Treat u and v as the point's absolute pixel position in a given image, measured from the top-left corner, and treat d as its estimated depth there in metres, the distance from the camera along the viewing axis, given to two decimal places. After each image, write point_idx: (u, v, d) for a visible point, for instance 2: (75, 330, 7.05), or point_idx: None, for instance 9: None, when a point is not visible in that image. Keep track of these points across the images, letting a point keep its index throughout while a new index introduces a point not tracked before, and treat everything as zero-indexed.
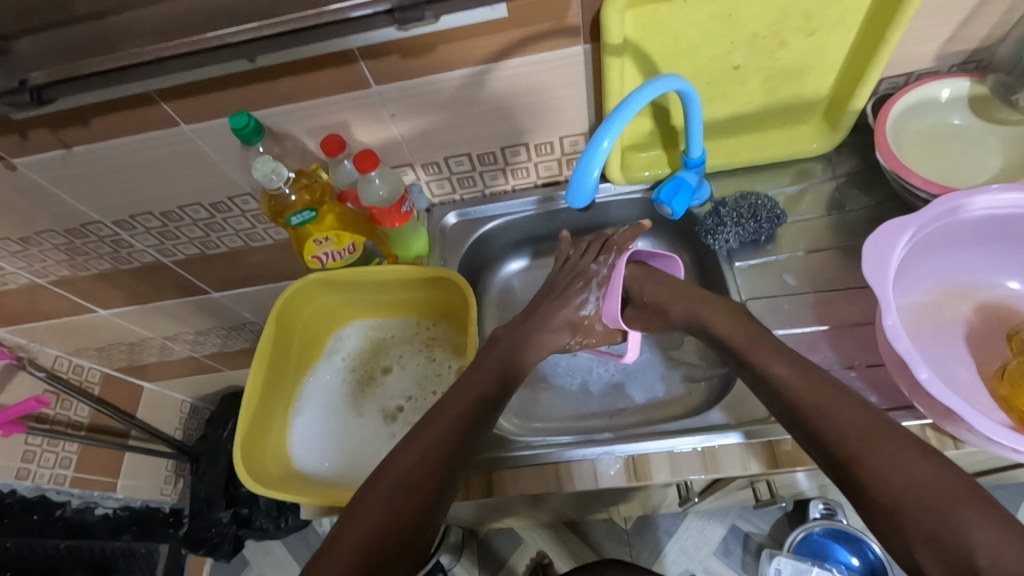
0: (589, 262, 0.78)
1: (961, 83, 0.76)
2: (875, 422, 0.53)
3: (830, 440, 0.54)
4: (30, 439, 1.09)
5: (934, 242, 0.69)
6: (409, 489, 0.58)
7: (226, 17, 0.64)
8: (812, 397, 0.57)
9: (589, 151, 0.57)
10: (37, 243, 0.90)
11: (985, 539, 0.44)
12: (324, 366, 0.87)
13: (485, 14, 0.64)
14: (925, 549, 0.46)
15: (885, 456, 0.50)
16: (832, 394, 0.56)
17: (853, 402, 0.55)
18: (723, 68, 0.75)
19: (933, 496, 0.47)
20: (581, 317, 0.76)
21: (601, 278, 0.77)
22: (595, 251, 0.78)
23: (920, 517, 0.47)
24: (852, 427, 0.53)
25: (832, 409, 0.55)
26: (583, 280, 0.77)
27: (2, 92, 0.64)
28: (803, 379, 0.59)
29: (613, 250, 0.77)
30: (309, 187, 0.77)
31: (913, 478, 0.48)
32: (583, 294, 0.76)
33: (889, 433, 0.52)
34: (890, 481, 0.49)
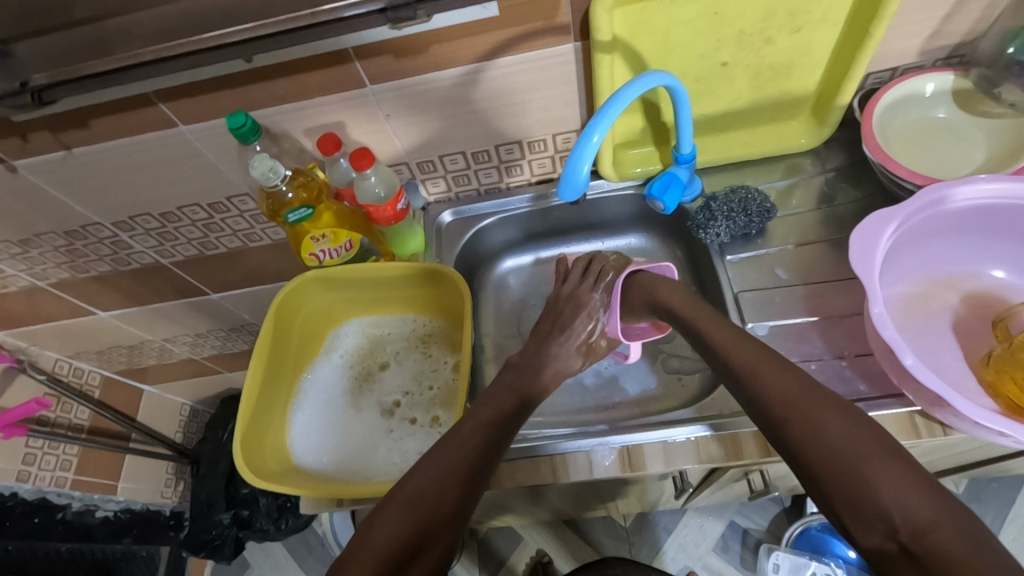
0: (588, 291, 0.78)
1: (945, 77, 0.77)
2: (800, 385, 0.55)
3: (765, 404, 0.56)
4: (30, 442, 1.10)
5: (921, 232, 0.70)
6: (426, 509, 0.58)
7: (222, 19, 0.65)
8: (750, 363, 0.59)
9: (579, 146, 0.58)
10: (37, 245, 0.91)
11: (892, 492, 0.45)
12: (322, 364, 0.88)
13: (477, 13, 0.65)
14: (844, 509, 0.47)
15: (810, 418, 0.52)
16: (769, 360, 0.59)
17: (787, 369, 0.57)
18: (712, 65, 0.77)
19: (847, 452, 0.48)
20: (590, 343, 0.76)
21: (602, 303, 0.78)
22: (588, 279, 0.80)
23: (834, 471, 0.48)
24: (781, 392, 0.55)
25: (764, 375, 0.58)
26: (585, 309, 0.77)
27: (4, 93, 0.65)
28: (749, 349, 0.61)
29: (607, 274, 0.80)
30: (306, 185, 0.78)
31: (833, 434, 0.50)
32: (588, 323, 0.77)
33: (819, 397, 0.53)
34: (817, 442, 0.50)
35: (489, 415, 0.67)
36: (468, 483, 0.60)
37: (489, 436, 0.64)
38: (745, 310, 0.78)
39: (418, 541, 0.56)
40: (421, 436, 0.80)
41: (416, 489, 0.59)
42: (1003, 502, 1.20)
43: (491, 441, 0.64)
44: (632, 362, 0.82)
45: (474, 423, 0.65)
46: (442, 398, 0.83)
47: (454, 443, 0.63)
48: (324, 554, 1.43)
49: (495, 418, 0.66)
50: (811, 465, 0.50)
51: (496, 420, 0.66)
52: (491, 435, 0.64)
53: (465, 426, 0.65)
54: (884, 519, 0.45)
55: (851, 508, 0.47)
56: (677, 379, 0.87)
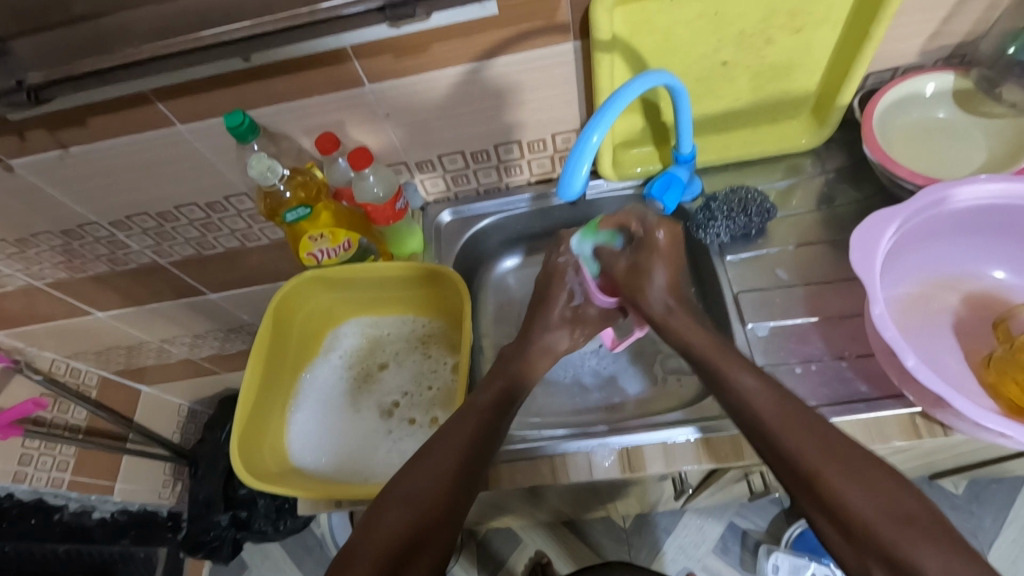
0: (556, 258, 0.79)
1: (944, 78, 0.77)
2: (833, 444, 0.55)
3: (795, 459, 0.55)
4: (27, 443, 1.10)
5: (922, 232, 0.70)
6: (422, 506, 0.57)
7: (221, 17, 0.65)
8: (777, 414, 0.58)
9: (579, 146, 0.58)
10: (34, 245, 0.91)
11: (937, 563, 0.47)
12: (321, 364, 0.87)
13: (477, 12, 0.65)
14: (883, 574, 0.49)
15: (848, 479, 0.52)
16: (795, 411, 0.58)
17: (811, 420, 0.57)
18: (712, 65, 0.76)
19: (889, 519, 0.50)
20: (575, 306, 0.79)
21: (574, 265, 0.79)
22: (553, 250, 0.80)
23: (878, 541, 0.49)
24: (814, 447, 0.55)
25: (790, 426, 0.57)
26: (559, 275, 0.79)
27: (1, 92, 0.65)
28: (769, 394, 0.60)
29: (567, 237, 0.79)
30: (305, 184, 0.78)
31: (873, 501, 0.51)
32: (566, 286, 0.78)
33: (851, 456, 0.54)
34: (858, 510, 0.51)
35: (485, 402, 0.67)
36: (462, 478, 0.60)
37: (481, 422, 0.64)
38: (745, 310, 0.78)
39: (416, 539, 0.55)
40: (420, 436, 0.79)
41: (411, 486, 0.59)
42: (1002, 505, 1.20)
43: (482, 426, 0.64)
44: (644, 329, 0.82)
45: (469, 413, 0.65)
46: (441, 399, 0.83)
47: (447, 438, 0.62)
48: (322, 555, 1.43)
49: (491, 404, 0.67)
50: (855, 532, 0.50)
51: (489, 413, 0.66)
52: (486, 423, 0.64)
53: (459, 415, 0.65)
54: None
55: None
56: (677, 379, 0.87)
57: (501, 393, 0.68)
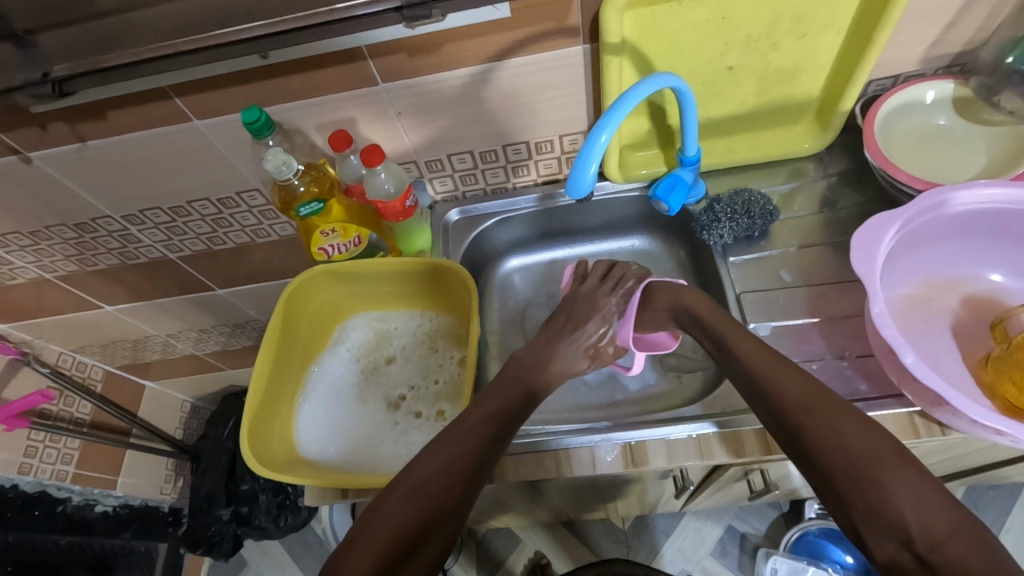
0: (605, 295, 0.78)
1: (945, 85, 0.79)
2: (817, 394, 0.57)
3: (781, 415, 0.58)
4: (32, 434, 1.11)
5: (921, 234, 0.71)
6: (428, 499, 0.58)
7: (240, 14, 0.67)
8: (764, 367, 0.62)
9: (587, 146, 0.59)
10: (47, 237, 0.92)
11: (909, 506, 0.48)
12: (330, 357, 0.89)
13: (490, 14, 0.66)
14: (863, 518, 0.50)
15: (828, 428, 0.54)
16: (783, 365, 0.61)
17: (800, 375, 0.59)
18: (718, 69, 0.78)
19: (863, 463, 0.51)
20: (600, 345, 0.76)
21: (617, 308, 0.77)
22: (608, 283, 0.80)
23: (852, 484, 0.51)
24: (799, 400, 0.57)
25: (780, 381, 0.59)
26: (600, 314, 0.76)
27: (26, 84, 0.66)
28: (763, 355, 0.63)
29: (627, 282, 0.79)
30: (318, 180, 0.80)
31: (852, 445, 0.52)
32: (600, 327, 0.76)
33: (833, 407, 0.56)
34: (836, 456, 0.53)
35: (496, 404, 0.67)
36: (469, 476, 0.60)
37: (493, 427, 0.64)
38: (746, 309, 0.80)
39: (419, 530, 0.56)
40: (426, 429, 0.80)
41: (420, 479, 0.59)
42: (1000, 510, 1.21)
43: (495, 432, 0.64)
44: (635, 372, 0.82)
45: (480, 414, 0.65)
46: (447, 392, 0.84)
47: (458, 436, 0.63)
48: (322, 554, 1.43)
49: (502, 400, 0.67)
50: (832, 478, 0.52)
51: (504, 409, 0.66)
52: (495, 427, 0.65)
53: (471, 417, 0.65)
54: (902, 530, 0.48)
55: (869, 516, 0.50)
56: (677, 377, 0.88)
57: (511, 390, 0.69)
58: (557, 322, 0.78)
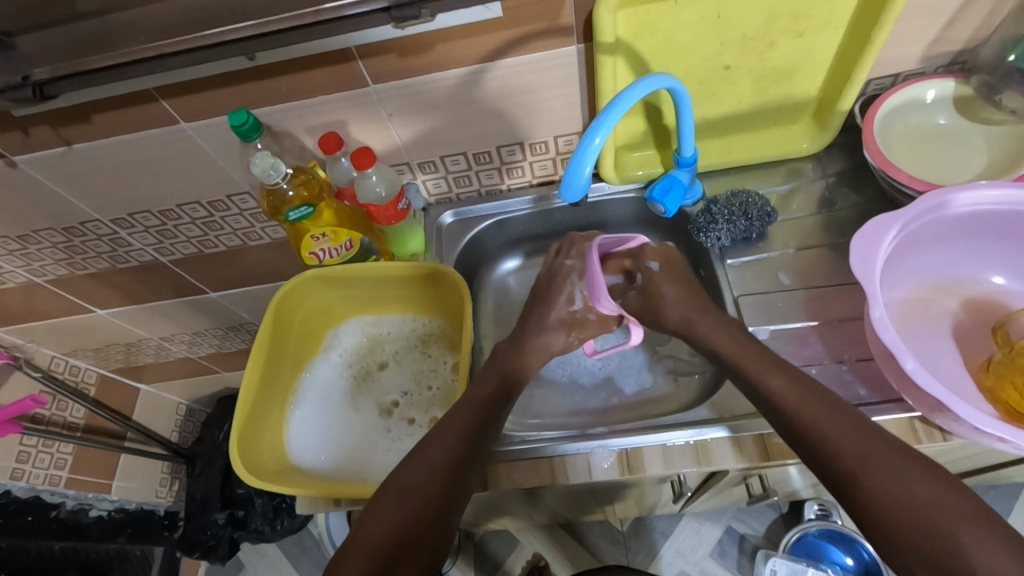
0: (563, 259, 0.80)
1: (945, 84, 0.77)
2: (866, 439, 0.55)
3: (831, 459, 0.56)
4: (25, 440, 1.09)
5: (921, 237, 0.70)
6: (418, 498, 0.57)
7: (226, 15, 0.65)
8: (802, 412, 0.59)
9: (581, 147, 0.58)
10: (35, 241, 0.91)
11: (983, 561, 0.47)
12: (321, 363, 0.88)
13: (481, 13, 0.65)
14: (927, 571, 0.49)
15: (885, 475, 0.53)
16: (828, 407, 0.59)
17: (847, 418, 0.57)
18: (714, 68, 0.77)
19: (930, 516, 0.50)
20: (571, 312, 0.78)
21: (579, 271, 0.79)
22: (561, 253, 0.81)
23: (919, 535, 0.49)
24: (850, 447, 0.55)
25: (825, 426, 0.57)
26: (563, 276, 0.79)
27: (6, 87, 0.65)
28: (807, 398, 0.60)
29: (577, 243, 0.81)
30: (307, 184, 0.78)
31: (912, 496, 0.51)
32: (569, 290, 0.78)
33: (885, 456, 0.54)
34: (901, 509, 0.51)
35: (484, 395, 0.67)
36: (458, 469, 0.60)
37: (476, 412, 0.65)
38: (744, 313, 0.78)
39: (412, 531, 0.55)
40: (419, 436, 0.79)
41: (408, 479, 0.59)
42: (1000, 511, 1.20)
43: (478, 415, 0.65)
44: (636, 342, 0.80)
45: (469, 404, 0.66)
46: (441, 398, 0.83)
47: (445, 431, 0.63)
48: (318, 556, 1.42)
49: (488, 395, 0.67)
50: (894, 531, 0.51)
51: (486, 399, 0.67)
52: (482, 417, 0.64)
53: (456, 407, 0.66)
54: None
55: (936, 571, 0.48)
56: (674, 380, 0.87)
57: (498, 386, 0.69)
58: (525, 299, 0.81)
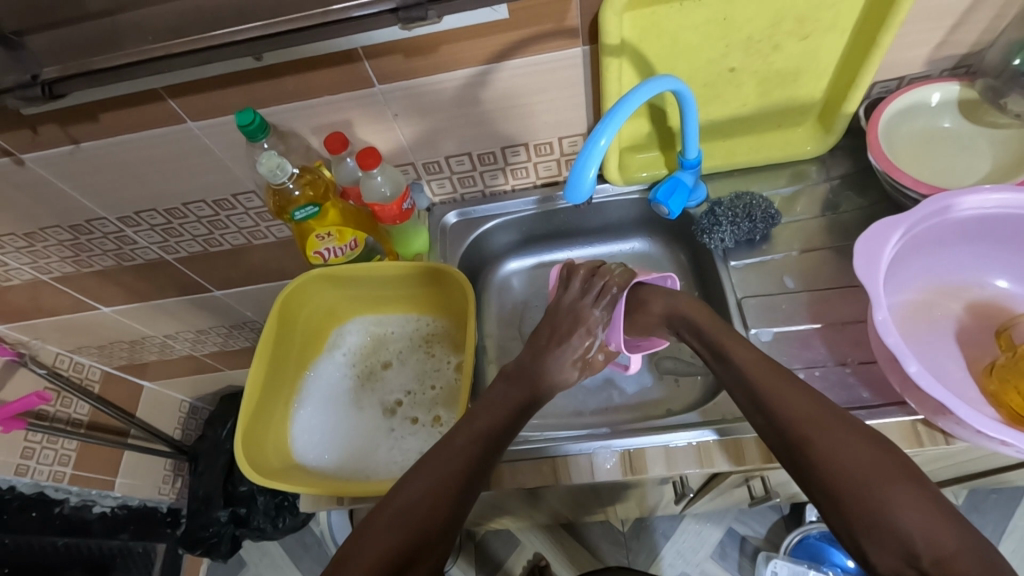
0: (589, 306, 0.74)
1: (949, 87, 0.78)
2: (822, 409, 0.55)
3: (782, 428, 0.55)
4: (30, 436, 1.10)
5: (925, 240, 0.70)
6: (417, 522, 0.57)
7: (233, 15, 0.66)
8: (763, 378, 0.59)
9: (587, 149, 0.58)
10: (42, 239, 0.92)
11: (917, 526, 0.46)
12: (325, 362, 0.88)
13: (487, 15, 0.65)
14: (865, 533, 0.48)
15: (835, 442, 0.52)
16: (784, 378, 0.59)
17: (804, 390, 0.57)
18: (719, 70, 0.77)
19: (868, 478, 0.49)
20: (589, 359, 0.73)
21: (602, 319, 0.74)
22: (589, 292, 0.75)
23: (856, 496, 0.49)
24: (804, 415, 0.55)
25: (780, 396, 0.57)
26: (585, 326, 0.73)
27: (15, 86, 0.66)
28: (769, 370, 0.60)
29: (611, 289, 0.74)
30: (313, 183, 0.79)
31: (855, 459, 0.51)
32: (589, 341, 0.73)
33: (834, 421, 0.54)
34: (843, 471, 0.50)
35: (488, 420, 0.66)
36: (459, 496, 0.59)
37: (476, 444, 0.63)
38: (748, 315, 0.79)
39: (407, 555, 0.55)
40: (422, 435, 0.80)
41: (406, 503, 0.58)
42: (1001, 515, 1.20)
43: (478, 448, 0.63)
44: (633, 371, 0.80)
45: (467, 433, 0.64)
46: (445, 398, 0.83)
47: (442, 457, 0.62)
48: (320, 554, 1.42)
49: (492, 425, 0.65)
50: (836, 492, 0.50)
51: (491, 428, 0.65)
52: (484, 446, 0.63)
53: (460, 435, 0.64)
54: (905, 545, 0.46)
55: (872, 532, 0.47)
56: (674, 380, 0.87)
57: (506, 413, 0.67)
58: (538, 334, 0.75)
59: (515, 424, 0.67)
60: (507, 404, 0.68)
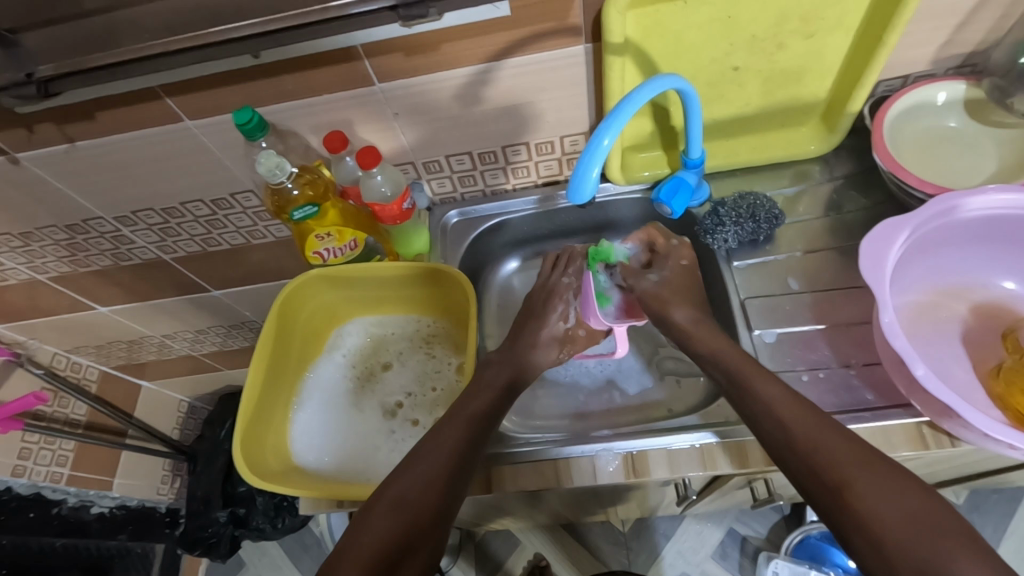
0: (559, 276, 0.81)
1: (956, 86, 0.77)
2: (862, 452, 0.53)
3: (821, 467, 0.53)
4: (26, 436, 1.09)
5: (930, 241, 0.70)
6: (411, 510, 0.56)
7: (231, 12, 0.65)
8: (796, 417, 0.57)
9: (589, 149, 0.57)
10: (38, 238, 0.91)
11: None
12: (325, 363, 0.87)
13: (488, 12, 0.65)
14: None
15: (876, 487, 0.50)
16: (817, 419, 0.57)
17: (843, 434, 0.55)
18: (722, 69, 0.76)
19: (913, 523, 0.47)
20: (565, 329, 0.78)
21: (573, 288, 0.80)
22: (558, 269, 0.82)
23: (903, 540, 0.47)
24: (844, 457, 0.53)
25: (817, 437, 0.55)
26: (558, 295, 0.79)
27: (10, 84, 0.65)
28: (800, 408, 0.58)
29: (575, 259, 0.82)
30: (312, 183, 0.78)
31: (902, 505, 0.48)
32: (562, 309, 0.79)
33: (879, 466, 0.51)
34: (889, 515, 0.48)
35: (476, 409, 0.66)
36: (452, 481, 0.59)
37: (467, 429, 0.63)
38: (751, 316, 0.78)
39: (403, 544, 0.54)
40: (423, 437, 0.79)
41: (402, 489, 0.57)
42: (1003, 515, 1.19)
43: (470, 434, 0.63)
44: (621, 354, 0.83)
45: (460, 418, 0.64)
46: (445, 399, 0.82)
47: (436, 444, 0.61)
48: (320, 554, 1.42)
49: (484, 412, 0.65)
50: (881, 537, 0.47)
51: (482, 414, 0.65)
52: (475, 430, 0.63)
53: (448, 422, 0.64)
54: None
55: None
56: (676, 381, 0.87)
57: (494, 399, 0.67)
58: (519, 317, 0.80)
59: (503, 407, 0.68)
60: (496, 391, 0.68)
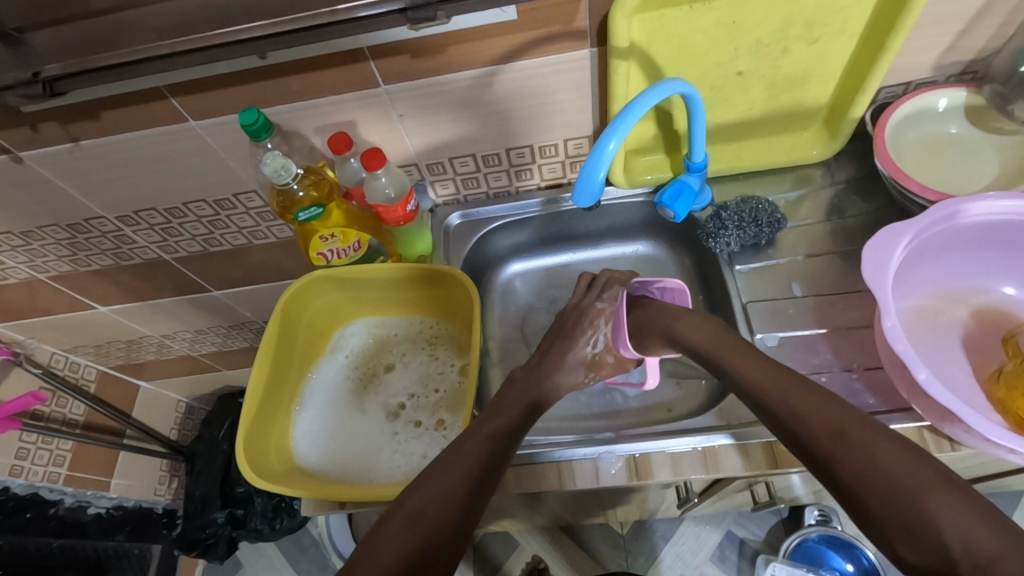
0: (592, 301, 0.79)
1: (957, 93, 0.78)
2: (839, 409, 0.54)
3: (807, 435, 0.55)
4: (24, 436, 1.08)
5: (932, 245, 0.70)
6: (430, 524, 0.56)
7: (237, 13, 0.65)
8: (774, 390, 0.59)
9: (595, 154, 0.58)
10: (39, 237, 0.90)
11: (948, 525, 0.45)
12: (328, 363, 0.87)
13: (496, 16, 0.65)
14: (899, 537, 0.47)
15: (860, 445, 0.51)
16: (800, 386, 0.58)
17: (823, 396, 0.56)
18: (727, 74, 0.77)
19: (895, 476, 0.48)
20: (592, 354, 0.76)
21: (606, 315, 0.78)
22: (593, 291, 0.80)
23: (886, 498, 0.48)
24: (822, 420, 0.54)
25: (796, 404, 0.57)
26: (588, 319, 0.77)
27: (16, 84, 0.64)
28: (779, 379, 0.60)
29: (613, 286, 0.80)
30: (317, 184, 0.78)
31: (888, 462, 0.49)
32: (592, 335, 0.77)
33: (860, 427, 0.52)
34: (872, 476, 0.49)
35: (497, 425, 0.66)
36: (472, 495, 0.59)
37: (489, 446, 0.63)
38: (753, 319, 0.78)
39: (421, 554, 0.54)
40: (425, 440, 0.79)
41: (420, 503, 0.58)
42: None
43: (490, 450, 0.63)
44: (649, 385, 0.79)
45: (480, 433, 0.64)
46: (448, 401, 0.82)
47: (457, 457, 0.61)
48: (318, 556, 1.41)
49: (503, 429, 0.65)
50: (867, 494, 0.49)
51: (500, 431, 0.65)
52: (496, 447, 0.63)
53: (470, 437, 0.64)
54: (944, 553, 0.44)
55: (909, 538, 0.46)
56: (676, 383, 0.87)
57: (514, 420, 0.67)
58: (548, 334, 0.79)
59: (524, 424, 0.68)
60: (517, 412, 0.68)
